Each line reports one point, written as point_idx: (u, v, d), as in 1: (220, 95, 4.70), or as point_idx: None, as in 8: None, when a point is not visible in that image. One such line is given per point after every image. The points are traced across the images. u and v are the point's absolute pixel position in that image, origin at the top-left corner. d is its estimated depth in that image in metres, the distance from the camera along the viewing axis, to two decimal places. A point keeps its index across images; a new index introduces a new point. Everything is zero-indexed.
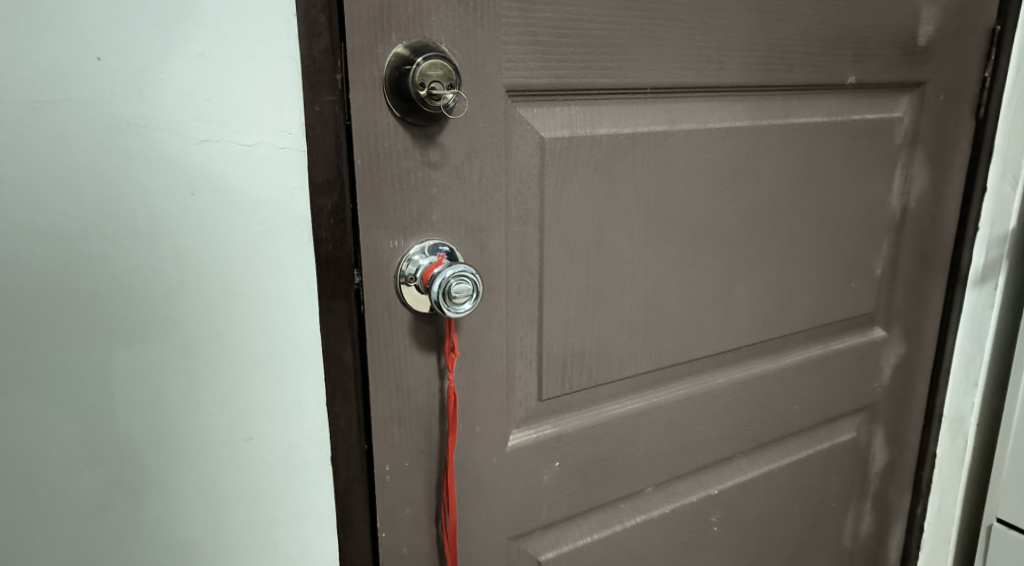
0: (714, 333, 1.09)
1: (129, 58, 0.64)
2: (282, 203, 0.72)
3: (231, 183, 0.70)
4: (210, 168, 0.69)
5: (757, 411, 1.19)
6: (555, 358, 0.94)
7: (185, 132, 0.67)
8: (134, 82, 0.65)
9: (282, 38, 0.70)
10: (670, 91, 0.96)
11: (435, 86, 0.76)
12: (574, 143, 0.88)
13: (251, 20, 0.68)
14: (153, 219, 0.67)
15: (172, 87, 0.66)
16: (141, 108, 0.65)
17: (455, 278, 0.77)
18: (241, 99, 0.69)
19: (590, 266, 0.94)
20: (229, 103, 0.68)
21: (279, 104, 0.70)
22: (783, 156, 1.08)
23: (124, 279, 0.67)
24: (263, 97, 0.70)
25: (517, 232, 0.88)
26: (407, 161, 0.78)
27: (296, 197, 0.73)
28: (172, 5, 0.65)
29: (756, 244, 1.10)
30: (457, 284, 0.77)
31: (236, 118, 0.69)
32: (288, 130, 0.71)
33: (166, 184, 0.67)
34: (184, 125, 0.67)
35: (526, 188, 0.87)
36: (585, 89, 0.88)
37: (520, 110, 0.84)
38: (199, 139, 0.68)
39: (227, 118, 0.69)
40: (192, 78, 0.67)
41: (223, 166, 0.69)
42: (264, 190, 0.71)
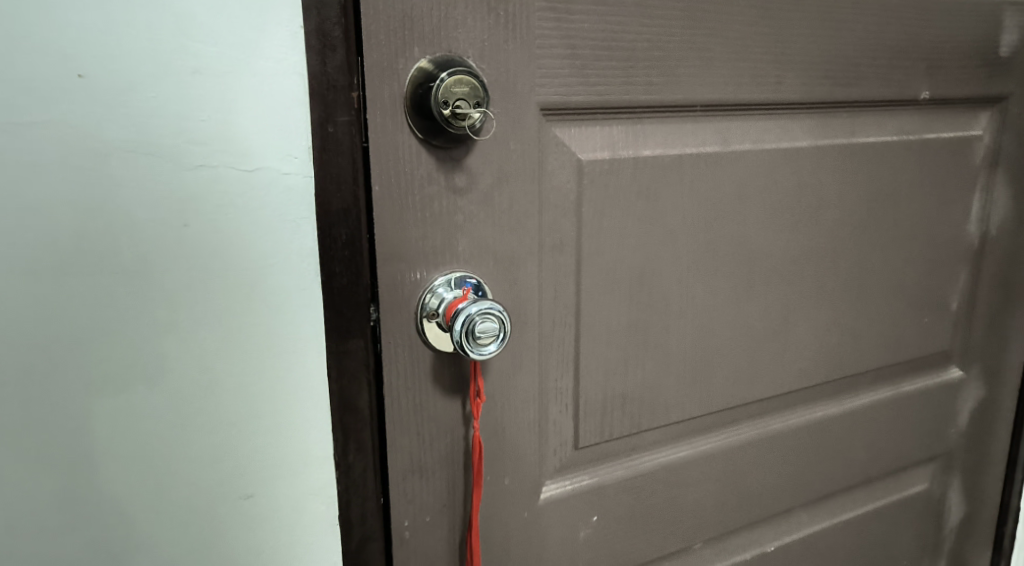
0: (769, 374, 1.00)
1: (113, 74, 0.59)
2: (289, 234, 0.66)
3: (229, 213, 0.63)
4: (205, 197, 0.62)
5: (815, 459, 1.10)
6: (593, 402, 0.86)
7: (176, 157, 0.61)
8: (118, 102, 0.59)
9: (287, 52, 0.63)
10: (723, 108, 0.87)
11: (460, 104, 0.69)
12: (615, 167, 0.80)
13: (251, 33, 0.62)
14: (142, 255, 0.61)
15: (163, 108, 0.60)
16: (131, 131, 0.60)
17: (477, 314, 0.69)
18: (243, 121, 0.62)
19: (634, 300, 0.86)
20: (226, 124, 0.62)
21: (285, 125, 0.64)
22: (846, 180, 0.99)
23: (106, 321, 0.61)
24: (264, 117, 0.63)
25: (552, 263, 0.80)
26: (431, 186, 0.71)
27: (303, 228, 0.66)
28: (161, 17, 0.59)
29: (818, 277, 1.00)
30: (479, 320, 0.69)
31: (237, 142, 0.63)
32: (294, 153, 0.65)
33: (156, 215, 0.61)
34: (180, 152, 0.61)
35: (562, 216, 0.79)
36: (628, 107, 0.80)
37: (557, 130, 0.77)
38: (193, 164, 0.62)
39: (225, 141, 0.62)
40: (184, 97, 0.61)
41: (224, 195, 0.63)
42: (266, 220, 0.65)
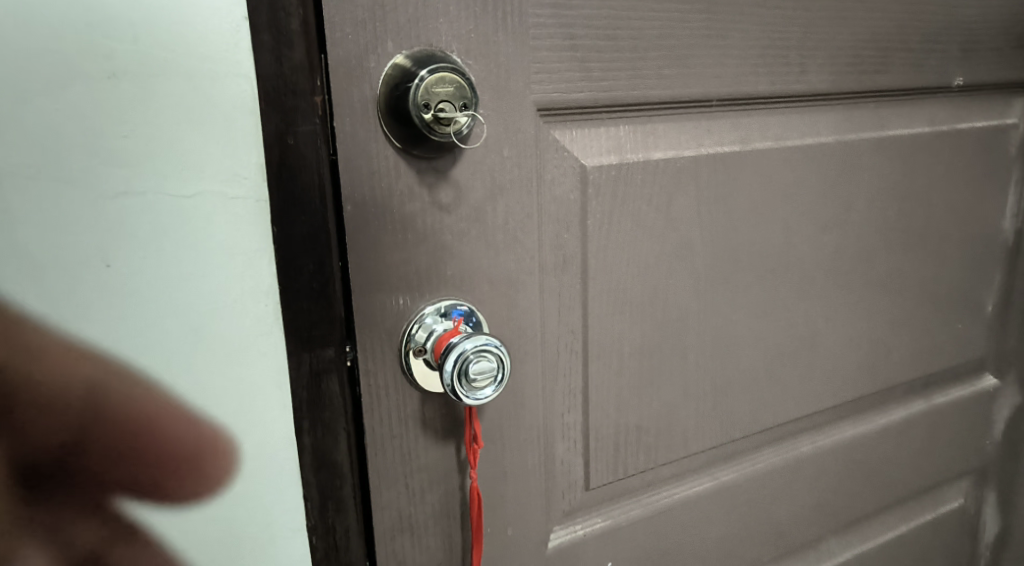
0: (795, 394, 0.92)
1: (8, 86, 0.50)
2: (240, 269, 0.56)
3: (164, 247, 0.54)
4: (133, 229, 0.54)
5: (846, 483, 1.01)
6: (605, 436, 0.77)
7: (93, 184, 0.52)
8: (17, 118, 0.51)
9: (228, 50, 0.54)
10: (742, 103, 0.78)
11: (444, 107, 0.59)
12: (624, 172, 0.71)
13: (179, 29, 0.53)
14: (57, 301, 0.53)
15: (72, 125, 0.52)
16: (47, 155, 0.51)
17: (470, 349, 0.59)
18: (180, 138, 0.54)
19: (646, 322, 0.76)
20: (155, 142, 0.53)
21: (228, 139, 0.55)
22: (874, 177, 0.89)
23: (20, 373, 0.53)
24: (201, 130, 0.54)
25: (555, 283, 0.70)
26: (413, 204, 0.61)
27: (257, 259, 0.57)
28: (66, 15, 0.51)
29: (845, 286, 0.91)
30: (471, 356, 0.59)
31: (175, 163, 0.54)
32: (242, 173, 0.55)
33: (72, 253, 0.53)
34: (106, 177, 0.53)
35: (565, 231, 0.69)
36: (636, 104, 0.70)
37: (557, 133, 0.67)
38: (114, 192, 0.53)
39: (158, 162, 0.53)
40: (98, 112, 0.52)
41: (158, 226, 0.54)
42: (211, 255, 0.55)
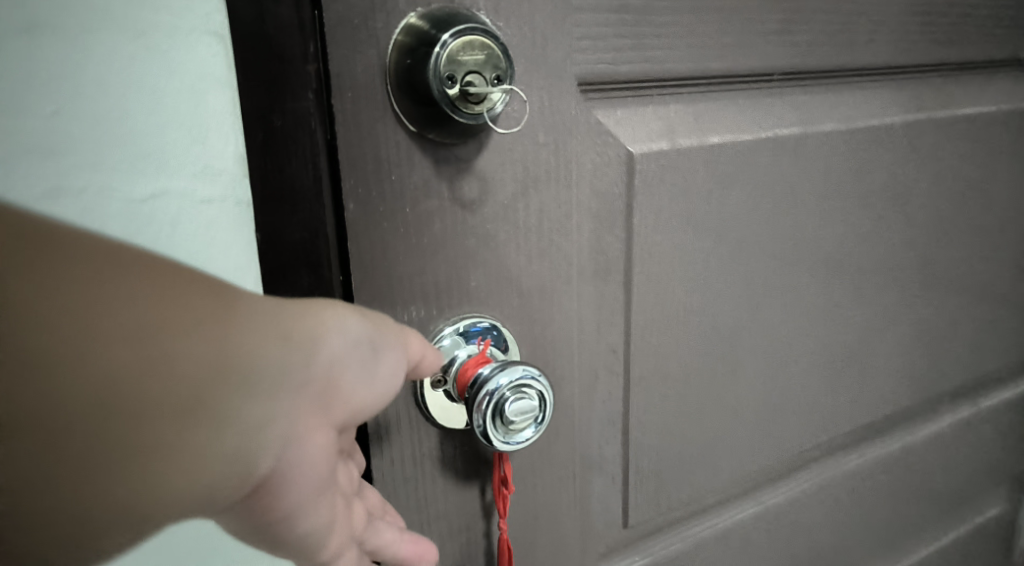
0: (846, 406, 0.82)
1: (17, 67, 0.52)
2: (221, 263, 0.60)
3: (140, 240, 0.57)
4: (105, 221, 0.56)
5: (893, 498, 0.92)
6: (646, 465, 0.66)
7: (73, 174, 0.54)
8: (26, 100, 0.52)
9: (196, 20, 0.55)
10: (805, 77, 0.67)
11: (473, 80, 0.46)
12: (676, 159, 0.59)
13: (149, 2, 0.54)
14: None
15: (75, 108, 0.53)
16: (39, 148, 0.53)
17: (506, 387, 0.47)
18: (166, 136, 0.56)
19: (693, 333, 0.65)
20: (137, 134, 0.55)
21: (196, 129, 0.57)
22: (941, 163, 0.79)
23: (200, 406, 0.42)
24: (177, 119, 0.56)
25: (595, 292, 0.59)
26: (430, 201, 0.49)
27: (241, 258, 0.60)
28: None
29: (903, 284, 0.81)
30: (509, 396, 0.47)
31: (157, 159, 0.56)
32: (216, 167, 0.58)
33: None
34: (91, 169, 0.55)
35: (607, 230, 0.58)
36: (691, 78, 0.60)
37: (599, 113, 0.55)
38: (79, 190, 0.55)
39: (139, 157, 0.56)
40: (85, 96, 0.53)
41: (143, 219, 0.57)
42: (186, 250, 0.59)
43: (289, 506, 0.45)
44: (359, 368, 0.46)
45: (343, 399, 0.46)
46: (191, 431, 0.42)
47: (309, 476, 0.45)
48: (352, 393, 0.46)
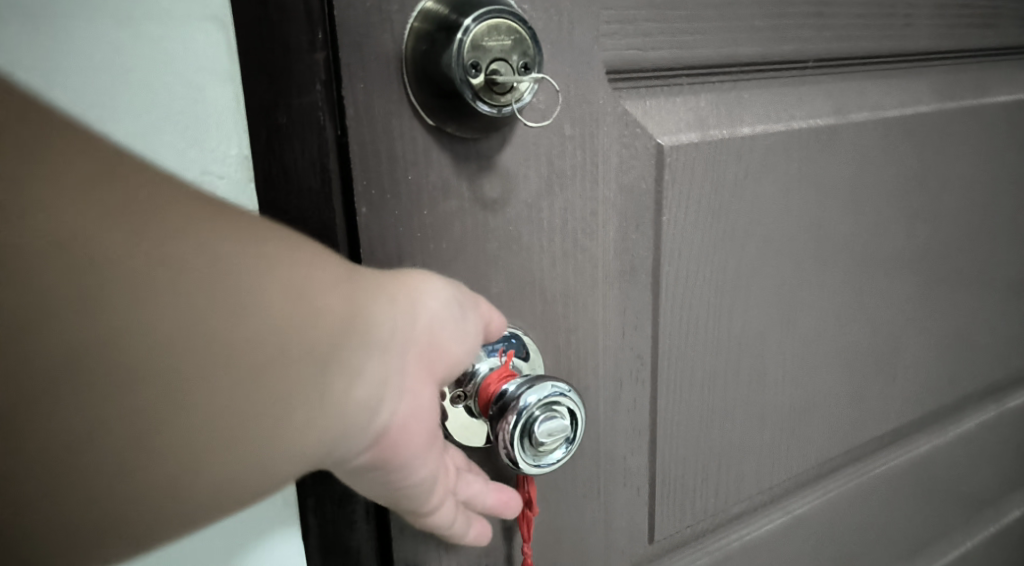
0: (874, 409, 0.78)
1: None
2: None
3: None
4: None
5: (918, 501, 0.88)
6: (672, 478, 0.62)
7: None
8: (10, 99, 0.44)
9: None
10: (839, 64, 0.63)
11: (498, 68, 0.42)
12: (707, 153, 0.55)
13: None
14: None
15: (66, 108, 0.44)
16: None
17: (535, 406, 0.43)
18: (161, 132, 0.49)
19: (724, 338, 0.61)
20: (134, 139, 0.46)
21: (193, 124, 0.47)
22: (975, 155, 0.75)
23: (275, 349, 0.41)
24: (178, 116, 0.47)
25: (622, 296, 0.54)
26: (449, 202, 0.45)
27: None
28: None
29: (934, 281, 0.77)
30: (539, 416, 0.44)
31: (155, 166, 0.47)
32: (212, 171, 0.48)
33: None
34: None
35: (635, 229, 0.54)
36: (722, 65, 0.56)
37: (628, 103, 0.51)
38: None
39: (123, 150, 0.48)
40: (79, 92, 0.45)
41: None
42: None
43: (379, 450, 0.43)
44: (452, 330, 0.44)
45: (429, 353, 0.44)
46: (263, 370, 0.41)
47: (409, 430, 0.43)
48: (446, 351, 0.44)
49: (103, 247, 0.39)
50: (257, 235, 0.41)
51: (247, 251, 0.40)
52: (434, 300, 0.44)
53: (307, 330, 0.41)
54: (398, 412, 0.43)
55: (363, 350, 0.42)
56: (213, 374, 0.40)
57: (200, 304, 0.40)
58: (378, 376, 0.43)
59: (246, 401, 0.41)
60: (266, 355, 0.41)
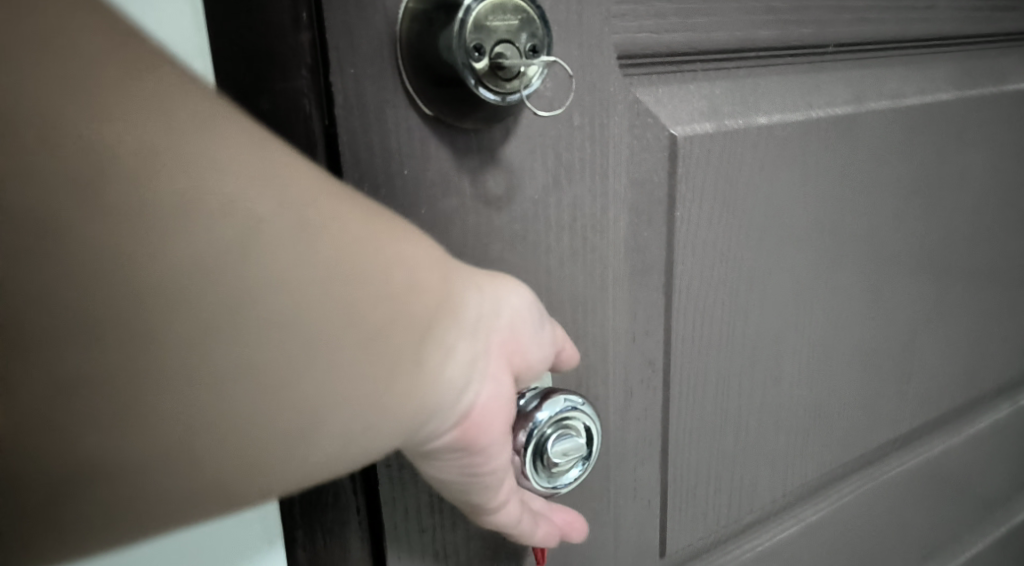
0: (889, 410, 0.74)
1: None
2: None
3: None
4: None
5: (933, 505, 0.84)
6: (684, 489, 0.58)
7: None
8: None
9: None
10: (857, 49, 0.60)
11: (503, 51, 0.38)
12: (724, 143, 0.51)
13: None
14: None
15: None
16: None
17: (546, 424, 0.42)
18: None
19: (738, 340, 0.58)
20: None
21: None
22: (994, 145, 0.71)
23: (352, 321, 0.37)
24: None
25: (633, 298, 0.51)
26: (449, 199, 0.41)
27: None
28: None
29: (952, 276, 0.74)
30: (551, 434, 0.43)
31: None
32: None
33: None
34: None
35: (647, 226, 0.50)
36: (738, 49, 0.52)
37: (639, 91, 0.47)
38: None
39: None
40: None
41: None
42: None
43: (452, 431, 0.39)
44: (532, 330, 0.42)
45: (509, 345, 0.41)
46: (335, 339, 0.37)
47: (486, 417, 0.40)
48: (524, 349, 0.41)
49: (220, 190, 0.35)
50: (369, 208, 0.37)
51: (360, 223, 0.37)
52: (520, 302, 0.41)
53: (407, 310, 0.38)
54: (479, 397, 0.40)
55: (457, 336, 0.39)
56: (307, 342, 0.37)
57: (301, 265, 0.36)
58: (469, 360, 0.39)
59: (338, 382, 0.37)
60: (361, 332, 0.37)
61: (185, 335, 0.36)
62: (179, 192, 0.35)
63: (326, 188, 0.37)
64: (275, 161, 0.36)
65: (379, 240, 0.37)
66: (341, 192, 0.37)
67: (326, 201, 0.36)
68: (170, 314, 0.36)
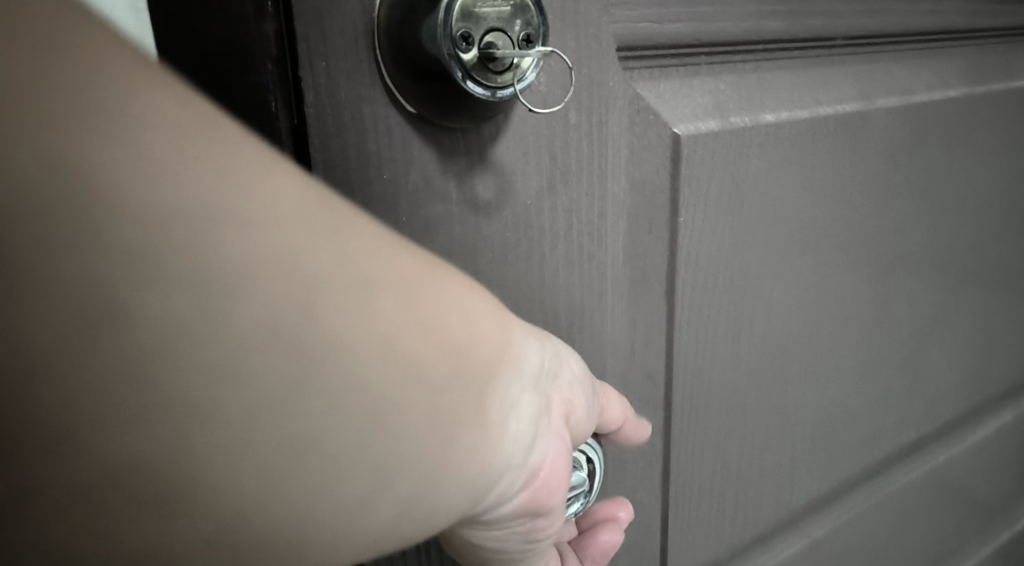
0: (895, 419, 0.71)
1: None
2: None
3: None
4: None
5: (938, 517, 0.81)
6: (686, 509, 0.55)
7: None
8: None
9: None
10: (866, 42, 0.56)
11: (494, 41, 0.34)
12: (728, 142, 0.48)
13: None
14: None
15: None
16: None
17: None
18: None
19: (743, 352, 0.54)
20: None
21: None
22: (1005, 143, 0.68)
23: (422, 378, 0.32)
24: None
25: (633, 309, 0.47)
26: (434, 206, 0.37)
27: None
28: None
29: (961, 280, 0.70)
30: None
31: None
32: None
33: None
34: None
35: (648, 231, 0.46)
36: (743, 41, 0.48)
37: (639, 85, 0.44)
38: None
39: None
40: None
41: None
42: None
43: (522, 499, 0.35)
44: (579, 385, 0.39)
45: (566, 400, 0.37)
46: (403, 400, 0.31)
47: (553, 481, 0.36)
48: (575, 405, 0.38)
49: (274, 242, 0.29)
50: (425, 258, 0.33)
51: (422, 276, 0.33)
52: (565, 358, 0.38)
53: (477, 371, 0.33)
54: (546, 459, 0.35)
55: (524, 396, 0.35)
56: (379, 414, 0.31)
57: (360, 319, 0.30)
58: (535, 422, 0.35)
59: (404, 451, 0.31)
60: (428, 387, 0.32)
61: (241, 431, 0.29)
62: (232, 256, 0.29)
63: (383, 238, 0.32)
64: (332, 210, 0.31)
65: (442, 294, 0.33)
66: (396, 241, 0.32)
67: (385, 251, 0.32)
68: (229, 406, 0.29)
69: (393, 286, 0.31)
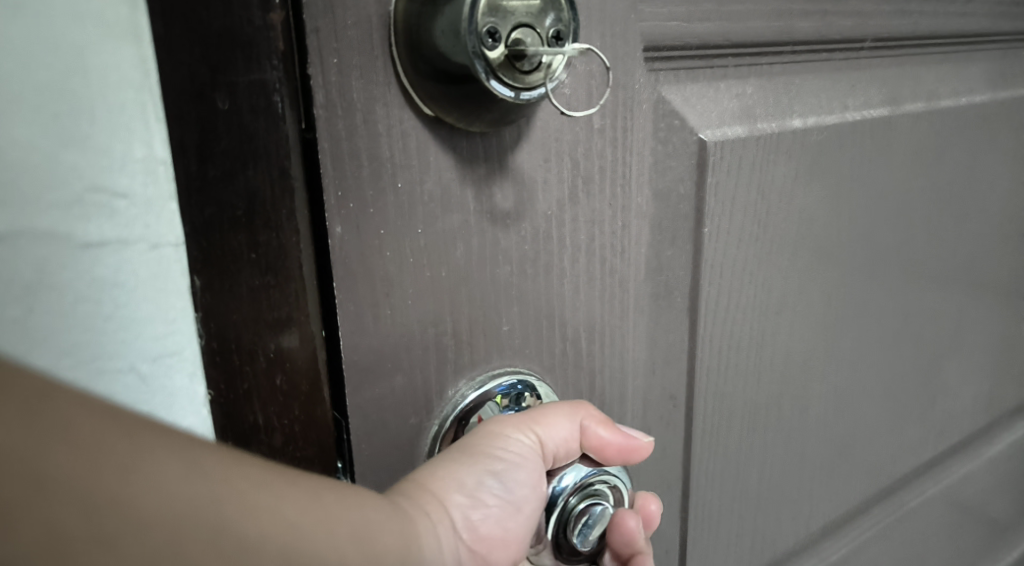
0: (913, 435, 0.69)
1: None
2: (142, 345, 0.46)
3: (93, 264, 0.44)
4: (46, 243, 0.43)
5: (954, 533, 0.79)
6: (706, 533, 0.52)
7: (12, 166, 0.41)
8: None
9: None
10: (896, 46, 0.54)
11: (522, 37, 0.31)
12: (755, 149, 0.45)
13: None
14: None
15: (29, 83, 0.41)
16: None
17: (570, 495, 0.39)
18: (74, 157, 0.42)
19: (765, 369, 0.51)
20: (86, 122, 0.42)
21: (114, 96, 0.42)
22: None
23: None
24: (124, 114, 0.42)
25: (654, 325, 0.44)
26: (450, 218, 0.35)
27: (170, 309, 0.46)
28: None
29: (983, 291, 0.68)
30: (579, 506, 0.39)
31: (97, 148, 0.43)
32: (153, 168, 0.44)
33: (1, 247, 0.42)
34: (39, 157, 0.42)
35: (672, 242, 0.43)
36: (772, 43, 0.46)
37: (666, 88, 0.41)
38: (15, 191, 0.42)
39: (29, 184, 0.42)
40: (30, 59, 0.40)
41: (22, 283, 0.43)
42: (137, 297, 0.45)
43: None
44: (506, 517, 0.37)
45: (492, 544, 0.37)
46: None
47: None
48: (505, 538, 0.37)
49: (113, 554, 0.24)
50: (310, 482, 0.29)
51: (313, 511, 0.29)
52: (494, 484, 0.36)
53: None
54: None
55: None
56: None
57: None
58: None
59: None
60: None
61: None
62: None
63: (271, 485, 0.28)
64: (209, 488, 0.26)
65: (336, 522, 0.29)
66: (295, 485, 0.29)
67: (271, 501, 0.28)
68: None
69: (282, 541, 0.27)
